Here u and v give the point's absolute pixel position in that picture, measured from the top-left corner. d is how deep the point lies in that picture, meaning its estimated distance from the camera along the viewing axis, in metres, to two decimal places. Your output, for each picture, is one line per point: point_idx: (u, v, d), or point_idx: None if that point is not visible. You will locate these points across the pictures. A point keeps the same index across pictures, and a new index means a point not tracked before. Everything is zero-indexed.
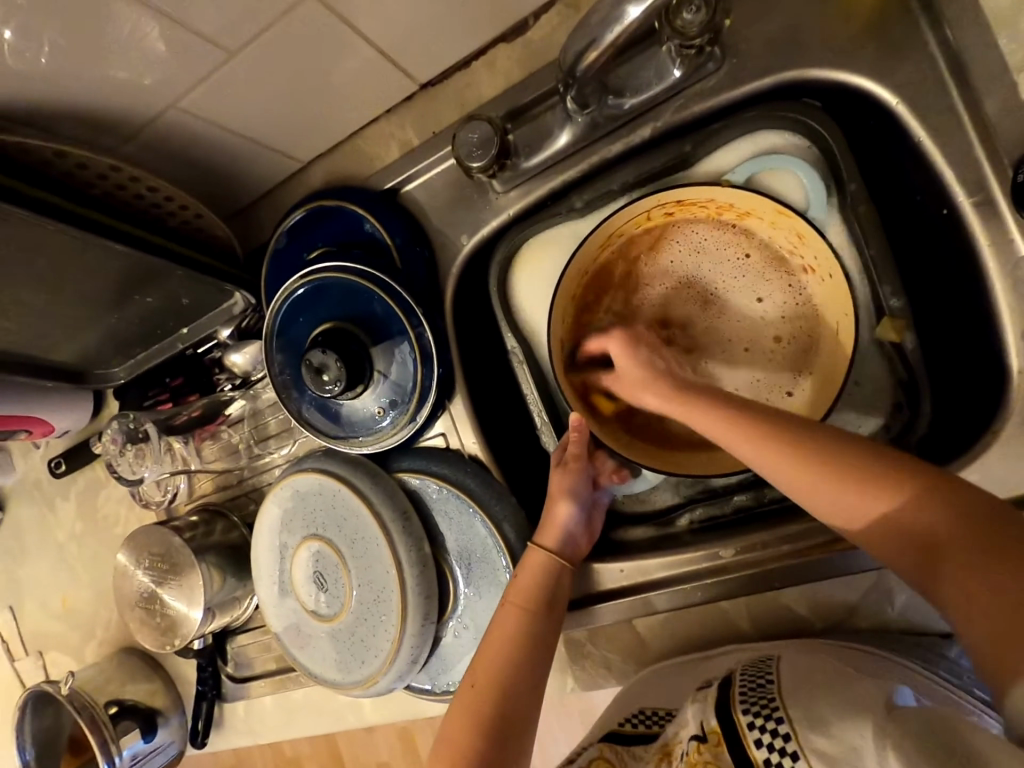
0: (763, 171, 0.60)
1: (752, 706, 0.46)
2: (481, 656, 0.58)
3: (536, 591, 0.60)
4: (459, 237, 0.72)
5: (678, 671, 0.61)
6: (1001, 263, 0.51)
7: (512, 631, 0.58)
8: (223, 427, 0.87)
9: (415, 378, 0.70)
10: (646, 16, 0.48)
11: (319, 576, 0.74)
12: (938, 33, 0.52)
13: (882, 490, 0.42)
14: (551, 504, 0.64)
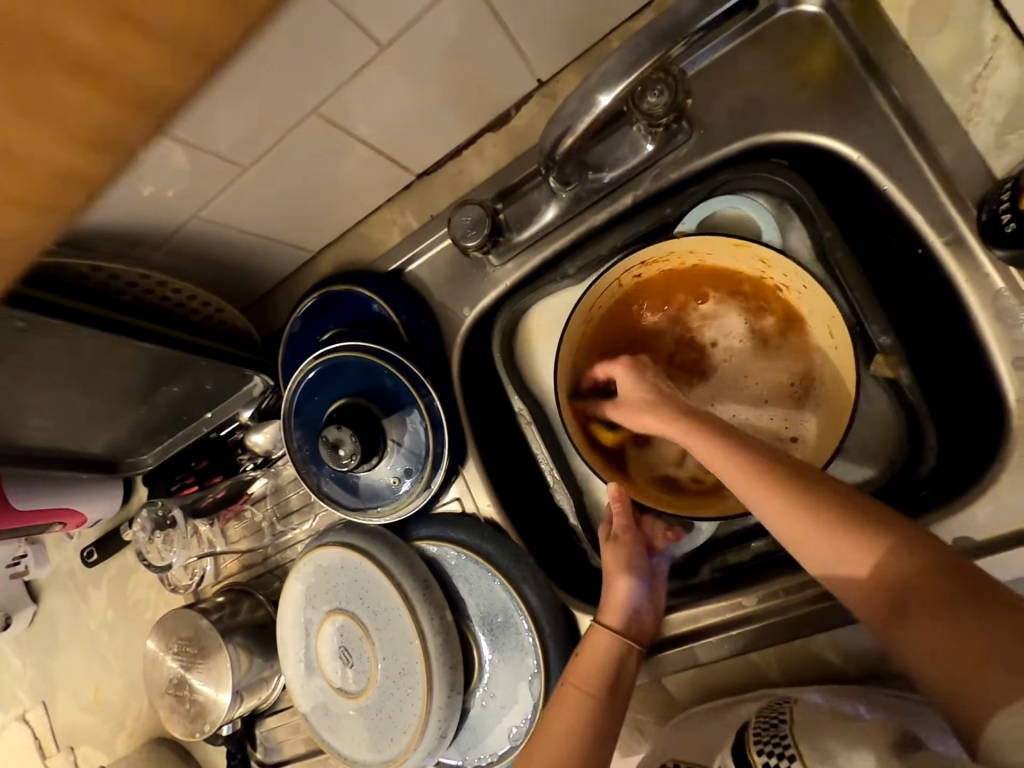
0: (715, 212, 0.65)
1: (767, 743, 0.49)
2: (538, 749, 0.56)
3: (600, 674, 0.59)
4: (462, 309, 0.76)
5: (708, 723, 0.57)
6: (981, 296, 0.53)
7: (576, 716, 0.56)
8: (246, 506, 0.89)
9: (427, 445, 0.73)
10: (615, 104, 0.52)
11: (344, 651, 0.74)
12: (886, 92, 0.56)
13: (853, 538, 0.45)
14: (609, 581, 0.63)
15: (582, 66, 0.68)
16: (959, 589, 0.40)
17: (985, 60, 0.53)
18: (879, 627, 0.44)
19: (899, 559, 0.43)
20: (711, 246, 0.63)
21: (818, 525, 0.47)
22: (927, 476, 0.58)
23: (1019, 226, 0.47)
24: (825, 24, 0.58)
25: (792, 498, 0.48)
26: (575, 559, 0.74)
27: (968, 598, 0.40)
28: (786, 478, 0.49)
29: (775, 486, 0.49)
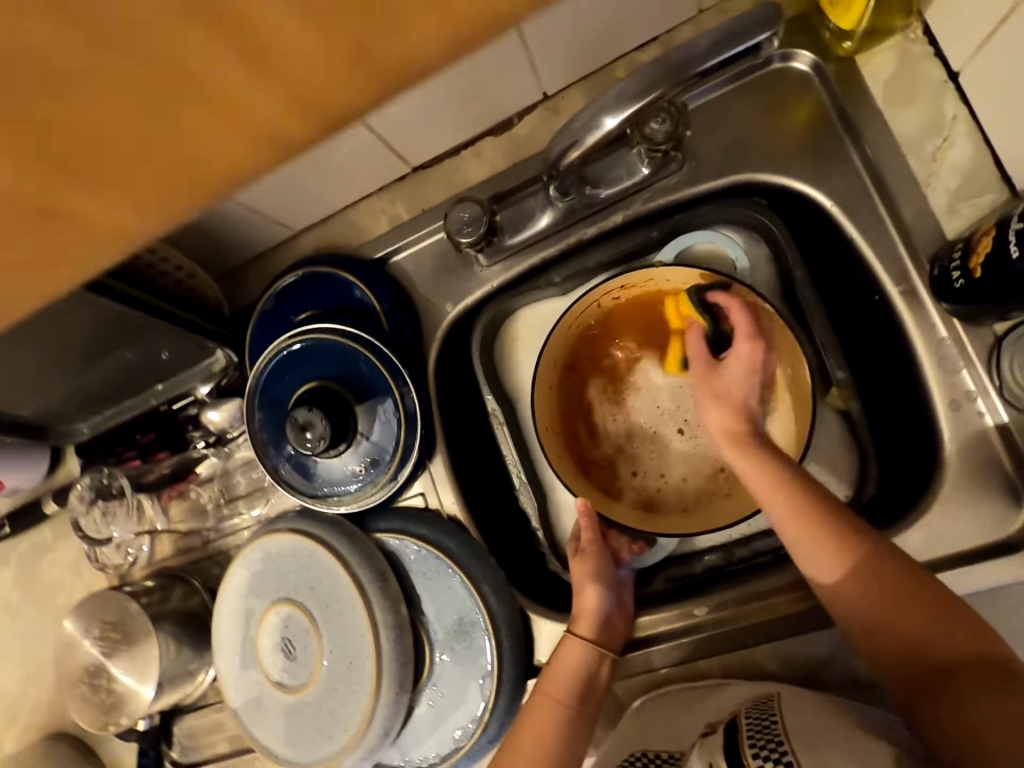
0: (688, 246, 0.71)
1: (759, 744, 0.49)
2: (513, 751, 0.59)
3: (571, 682, 0.61)
4: (445, 304, 0.76)
5: (665, 716, 0.60)
6: (928, 342, 0.59)
7: (552, 721, 0.59)
8: (192, 486, 0.84)
9: (397, 437, 0.72)
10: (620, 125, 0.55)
11: (287, 644, 0.71)
12: (859, 151, 0.62)
13: (899, 593, 0.50)
14: (579, 593, 0.65)
15: (586, 86, 0.71)
16: (988, 670, 0.46)
17: (945, 134, 0.59)
18: (898, 676, 0.50)
19: (946, 628, 0.48)
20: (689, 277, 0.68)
21: (867, 577, 0.52)
22: (865, 501, 0.65)
23: (965, 281, 0.53)
24: (811, 82, 0.64)
25: (857, 557, 0.52)
26: (533, 562, 0.75)
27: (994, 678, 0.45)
28: (831, 531, 0.53)
29: (839, 544, 0.53)
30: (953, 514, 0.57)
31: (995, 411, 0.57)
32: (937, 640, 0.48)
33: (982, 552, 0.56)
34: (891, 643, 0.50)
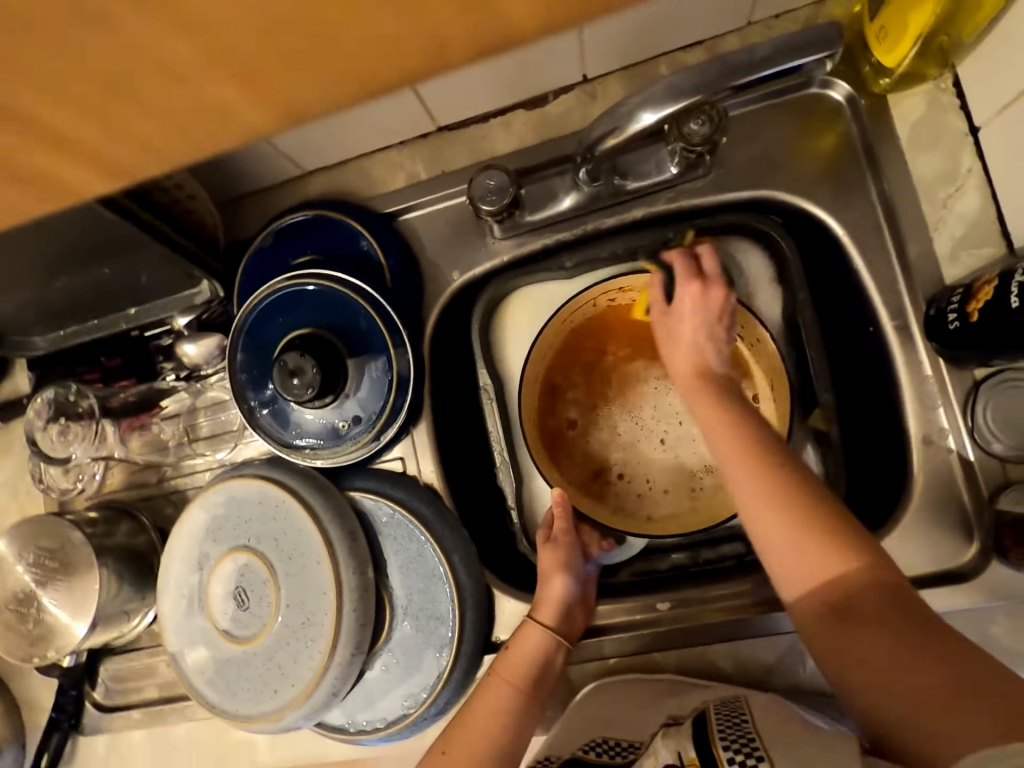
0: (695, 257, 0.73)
1: (732, 742, 0.49)
2: (460, 733, 0.58)
3: (528, 668, 0.60)
4: (451, 271, 0.75)
5: (618, 708, 0.62)
6: (912, 378, 0.62)
7: (504, 706, 0.58)
8: (154, 420, 0.80)
9: (386, 398, 0.70)
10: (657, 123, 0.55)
11: (241, 594, 0.69)
12: (877, 187, 0.65)
13: (834, 550, 0.49)
14: (546, 579, 0.64)
15: (627, 77, 0.71)
16: (919, 628, 0.45)
17: (958, 184, 0.62)
18: (829, 637, 0.49)
19: (874, 579, 0.48)
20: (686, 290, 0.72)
21: (797, 531, 0.51)
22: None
23: (958, 324, 0.55)
24: (841, 113, 0.66)
25: (787, 508, 0.52)
26: (502, 542, 0.74)
27: (932, 638, 0.44)
28: (779, 480, 0.53)
29: (777, 497, 0.52)
30: (911, 541, 0.61)
31: (963, 450, 0.60)
32: (871, 595, 0.48)
33: (932, 578, 0.60)
34: (825, 602, 0.49)
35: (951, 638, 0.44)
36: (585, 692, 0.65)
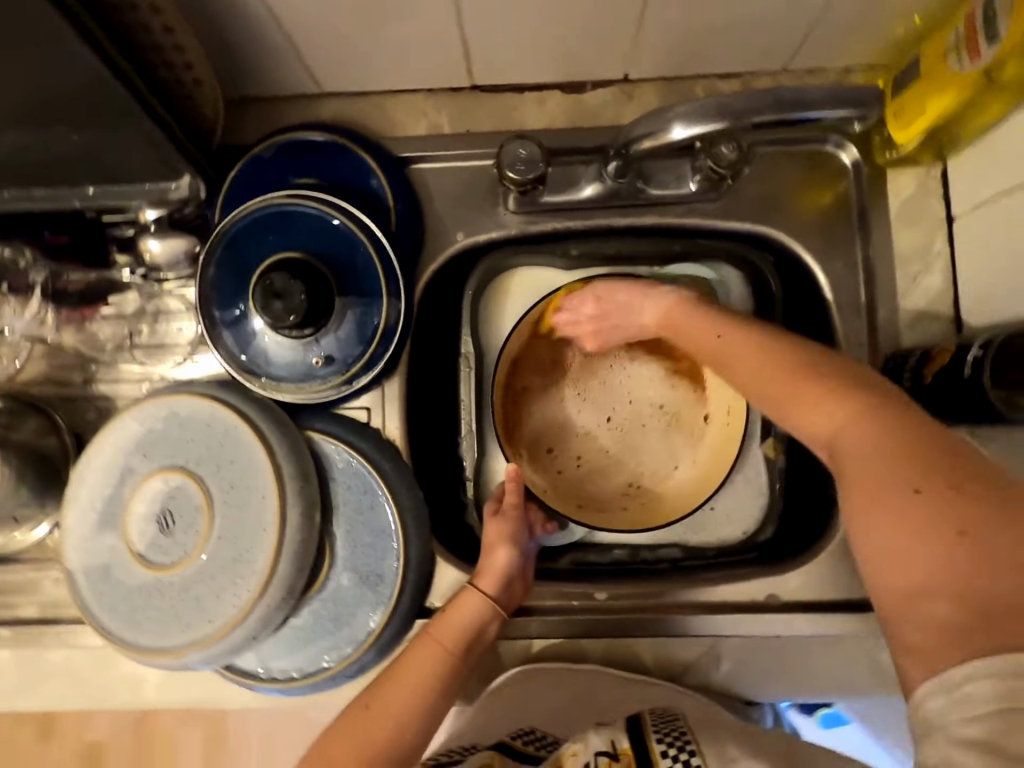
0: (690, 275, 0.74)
1: (665, 737, 0.50)
2: (383, 690, 0.54)
3: (461, 633, 0.58)
4: (455, 232, 0.73)
5: (549, 702, 0.65)
6: None
7: (427, 672, 0.55)
8: (98, 317, 0.73)
9: (369, 341, 0.68)
10: (688, 137, 0.59)
11: (165, 518, 0.63)
12: (862, 249, 0.71)
13: (829, 407, 0.47)
14: (491, 548, 0.62)
15: (664, 88, 0.73)
16: (947, 462, 0.39)
17: (927, 263, 0.69)
18: (832, 434, 0.46)
19: (870, 437, 0.43)
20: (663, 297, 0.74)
21: (795, 382, 0.50)
22: (760, 543, 0.71)
23: (911, 382, 0.62)
24: (845, 175, 0.72)
25: (778, 384, 0.52)
26: (451, 512, 0.73)
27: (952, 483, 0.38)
28: (779, 365, 0.53)
29: (759, 379, 0.54)
30: (829, 569, 0.67)
31: None
32: (874, 448, 0.42)
33: (841, 606, 0.66)
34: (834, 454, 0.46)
35: (972, 464, 0.39)
36: (511, 675, 0.66)
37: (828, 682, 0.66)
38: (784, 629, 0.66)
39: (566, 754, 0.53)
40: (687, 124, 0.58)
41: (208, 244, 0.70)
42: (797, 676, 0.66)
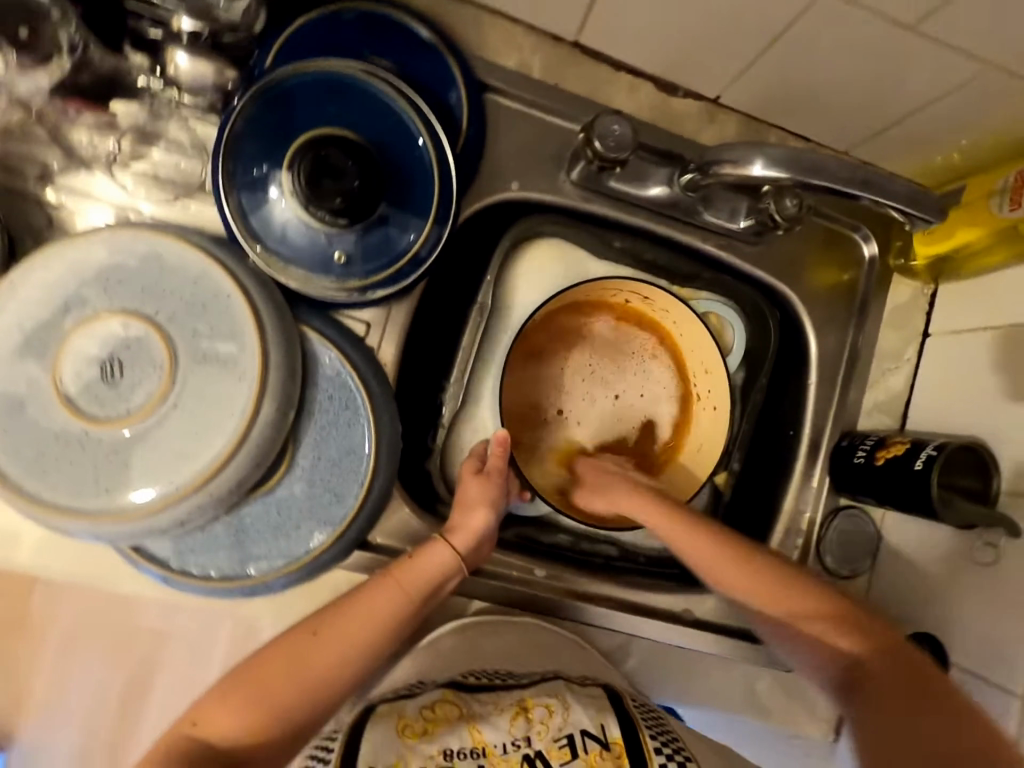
0: (715, 314, 0.78)
1: (659, 736, 0.57)
2: (336, 616, 0.57)
3: (423, 580, 0.60)
4: (511, 180, 0.70)
5: (491, 654, 0.66)
6: (800, 485, 0.76)
7: (386, 610, 0.58)
8: (91, 120, 0.62)
9: (397, 258, 0.63)
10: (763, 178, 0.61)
11: (110, 367, 0.55)
12: (854, 334, 0.77)
13: (837, 630, 0.60)
14: (471, 508, 0.65)
15: (744, 125, 0.75)
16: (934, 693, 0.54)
17: (897, 365, 0.78)
18: (854, 710, 0.57)
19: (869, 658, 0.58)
20: (684, 328, 0.78)
21: (801, 608, 0.62)
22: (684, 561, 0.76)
23: (862, 461, 0.70)
24: (858, 267, 0.78)
25: (783, 600, 0.62)
26: (419, 448, 0.72)
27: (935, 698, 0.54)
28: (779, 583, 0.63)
29: (772, 594, 0.63)
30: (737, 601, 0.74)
31: (805, 553, 0.75)
32: (876, 673, 0.57)
33: (739, 635, 0.73)
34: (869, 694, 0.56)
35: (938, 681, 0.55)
36: (450, 626, 0.67)
37: (706, 698, 0.73)
38: (686, 640, 0.71)
39: (538, 702, 0.58)
40: (769, 166, 0.60)
41: (254, 81, 0.61)
42: (686, 685, 0.72)
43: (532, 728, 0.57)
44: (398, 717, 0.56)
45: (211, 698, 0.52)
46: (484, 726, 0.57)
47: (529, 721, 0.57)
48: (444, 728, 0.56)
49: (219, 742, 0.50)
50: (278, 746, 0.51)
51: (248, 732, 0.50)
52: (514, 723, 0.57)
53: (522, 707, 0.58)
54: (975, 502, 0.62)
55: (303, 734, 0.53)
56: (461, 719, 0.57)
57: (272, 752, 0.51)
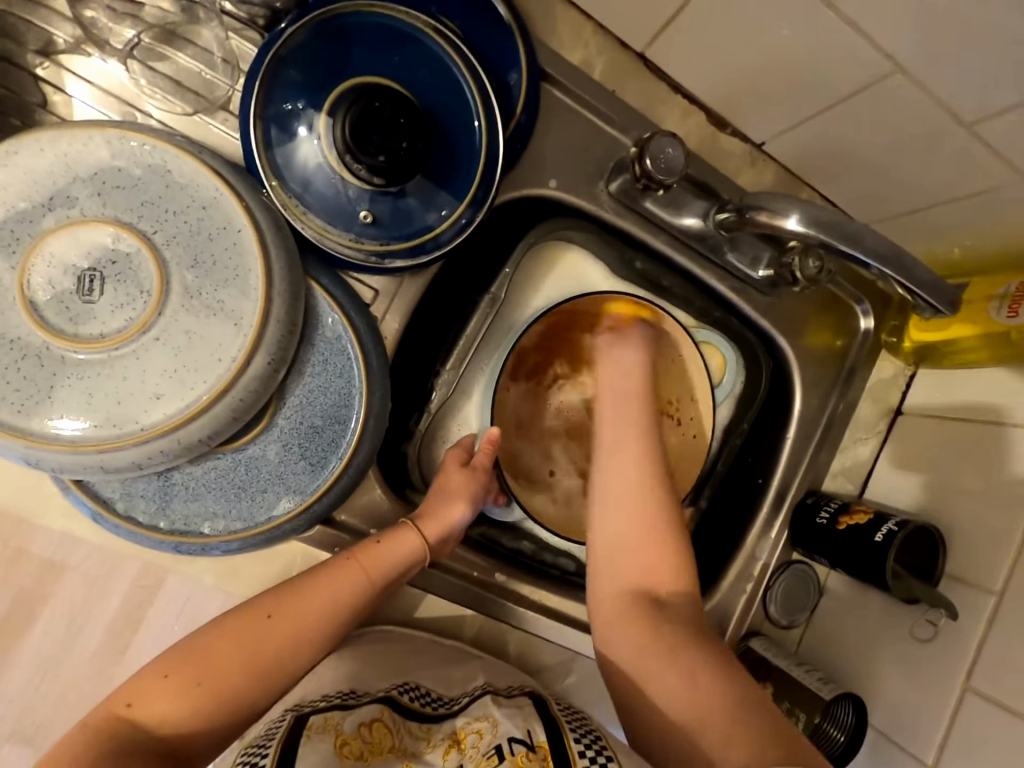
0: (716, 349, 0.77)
1: (584, 739, 0.55)
2: (292, 596, 0.53)
3: (388, 565, 0.58)
4: (550, 178, 0.68)
5: (419, 660, 0.64)
6: (760, 533, 0.77)
7: (345, 594, 0.55)
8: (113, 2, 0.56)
9: (422, 232, 0.60)
10: (794, 233, 0.61)
11: (89, 280, 0.49)
12: (835, 399, 0.80)
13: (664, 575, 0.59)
14: (451, 499, 0.63)
15: (779, 176, 0.76)
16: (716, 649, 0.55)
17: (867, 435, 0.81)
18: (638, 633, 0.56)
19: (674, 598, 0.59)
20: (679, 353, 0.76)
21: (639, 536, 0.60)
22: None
23: (825, 522, 0.72)
24: (854, 335, 0.81)
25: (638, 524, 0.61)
26: (401, 426, 0.70)
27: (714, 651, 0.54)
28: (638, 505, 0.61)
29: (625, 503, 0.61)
30: None
31: (750, 599, 0.77)
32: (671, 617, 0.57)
33: None
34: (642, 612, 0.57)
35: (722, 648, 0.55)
36: (379, 629, 0.65)
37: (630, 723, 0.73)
38: None
39: (470, 731, 0.57)
40: (804, 222, 0.60)
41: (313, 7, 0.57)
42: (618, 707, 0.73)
43: (464, 756, 0.55)
44: (334, 734, 0.53)
45: (151, 679, 0.48)
46: (417, 765, 0.54)
47: (461, 751, 0.55)
48: (377, 759, 0.54)
49: (154, 726, 0.46)
50: (220, 730, 0.48)
51: (188, 717, 0.47)
52: (446, 755, 0.56)
53: (455, 738, 0.57)
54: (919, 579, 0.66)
55: (247, 721, 0.50)
56: (393, 754, 0.55)
57: (212, 737, 0.47)
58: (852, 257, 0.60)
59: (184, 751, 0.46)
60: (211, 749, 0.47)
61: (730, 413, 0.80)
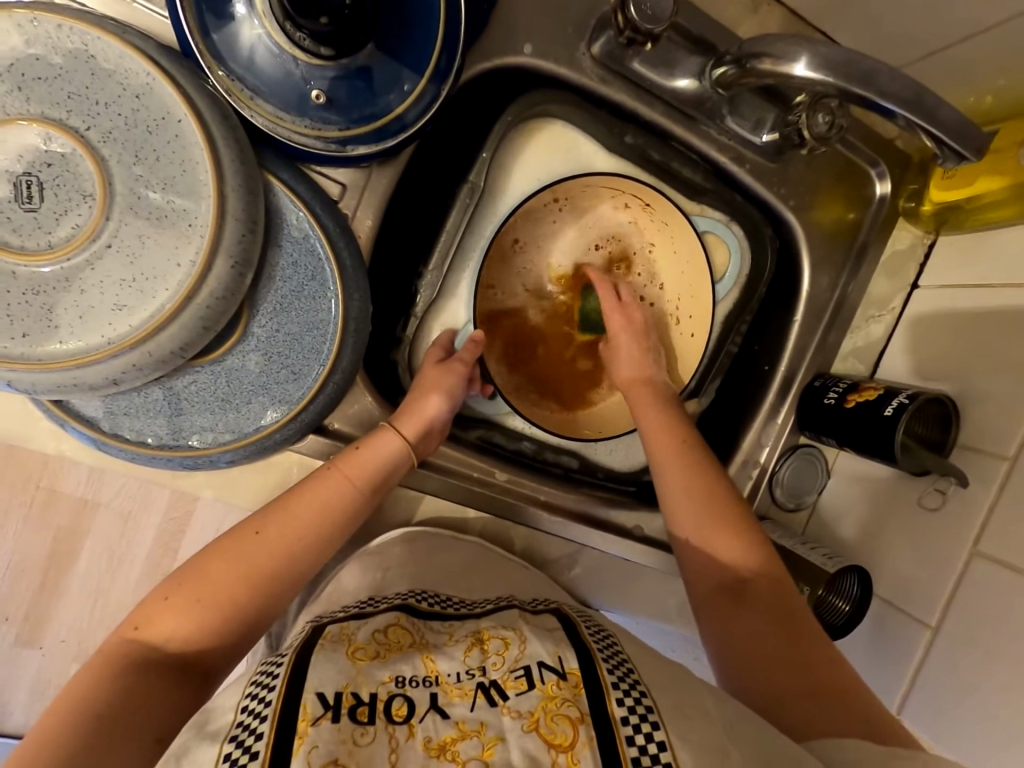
0: (713, 235, 0.73)
1: (617, 671, 0.49)
2: (280, 514, 0.54)
3: (372, 468, 0.58)
4: (524, 43, 0.61)
5: (435, 567, 0.64)
6: (764, 420, 0.75)
7: (332, 497, 0.56)
8: None
9: (384, 113, 0.54)
10: (799, 80, 0.54)
11: (26, 186, 0.45)
12: (846, 276, 0.75)
13: (702, 475, 0.64)
14: (424, 394, 0.61)
15: (786, 23, 0.67)
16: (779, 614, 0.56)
17: (882, 312, 0.75)
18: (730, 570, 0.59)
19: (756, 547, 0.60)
20: (677, 242, 0.73)
21: (683, 454, 0.65)
22: (641, 480, 0.76)
23: (833, 402, 0.69)
24: (868, 205, 0.75)
25: (672, 449, 0.65)
26: (386, 331, 0.68)
27: (783, 596, 0.58)
28: (673, 430, 0.67)
29: (666, 436, 0.66)
30: None
31: (754, 485, 0.76)
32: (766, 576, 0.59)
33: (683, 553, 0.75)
34: (738, 543, 0.60)
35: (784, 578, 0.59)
36: (397, 535, 0.66)
37: (639, 607, 0.74)
38: (639, 555, 0.73)
39: (495, 635, 0.53)
40: (812, 67, 0.53)
41: None
42: (628, 599, 0.74)
43: (485, 658, 0.51)
44: (347, 643, 0.51)
45: (155, 602, 0.49)
46: (437, 655, 0.51)
47: (483, 652, 0.51)
48: (397, 654, 0.51)
49: (163, 642, 0.47)
50: (229, 642, 0.49)
51: (195, 630, 0.48)
52: (468, 653, 0.52)
53: (478, 638, 0.53)
54: (930, 450, 0.64)
55: (254, 630, 0.51)
56: (413, 648, 0.52)
57: (222, 648, 0.49)
58: (871, 103, 0.53)
59: (199, 661, 0.47)
60: (223, 659, 0.49)
61: (730, 308, 0.76)
